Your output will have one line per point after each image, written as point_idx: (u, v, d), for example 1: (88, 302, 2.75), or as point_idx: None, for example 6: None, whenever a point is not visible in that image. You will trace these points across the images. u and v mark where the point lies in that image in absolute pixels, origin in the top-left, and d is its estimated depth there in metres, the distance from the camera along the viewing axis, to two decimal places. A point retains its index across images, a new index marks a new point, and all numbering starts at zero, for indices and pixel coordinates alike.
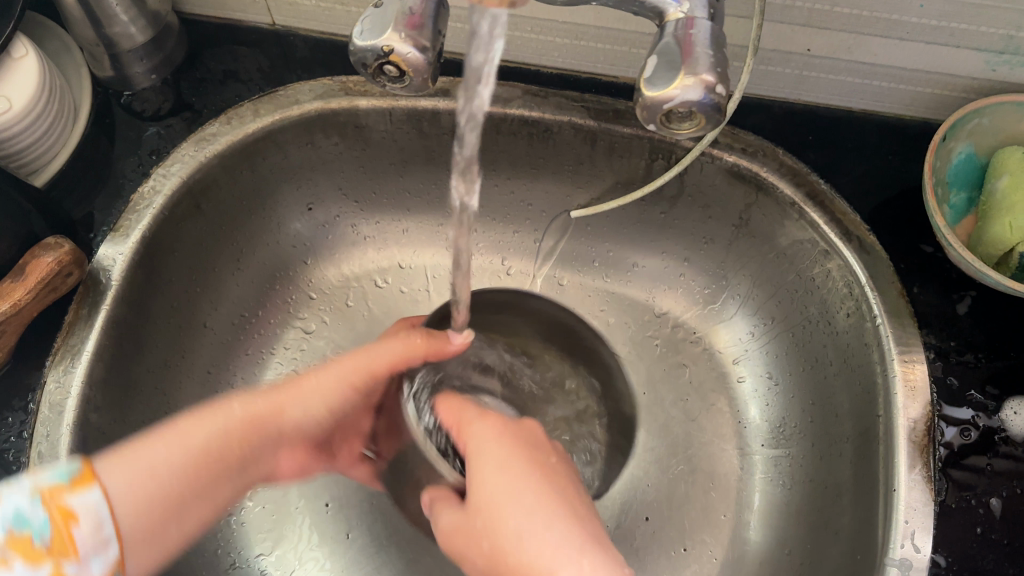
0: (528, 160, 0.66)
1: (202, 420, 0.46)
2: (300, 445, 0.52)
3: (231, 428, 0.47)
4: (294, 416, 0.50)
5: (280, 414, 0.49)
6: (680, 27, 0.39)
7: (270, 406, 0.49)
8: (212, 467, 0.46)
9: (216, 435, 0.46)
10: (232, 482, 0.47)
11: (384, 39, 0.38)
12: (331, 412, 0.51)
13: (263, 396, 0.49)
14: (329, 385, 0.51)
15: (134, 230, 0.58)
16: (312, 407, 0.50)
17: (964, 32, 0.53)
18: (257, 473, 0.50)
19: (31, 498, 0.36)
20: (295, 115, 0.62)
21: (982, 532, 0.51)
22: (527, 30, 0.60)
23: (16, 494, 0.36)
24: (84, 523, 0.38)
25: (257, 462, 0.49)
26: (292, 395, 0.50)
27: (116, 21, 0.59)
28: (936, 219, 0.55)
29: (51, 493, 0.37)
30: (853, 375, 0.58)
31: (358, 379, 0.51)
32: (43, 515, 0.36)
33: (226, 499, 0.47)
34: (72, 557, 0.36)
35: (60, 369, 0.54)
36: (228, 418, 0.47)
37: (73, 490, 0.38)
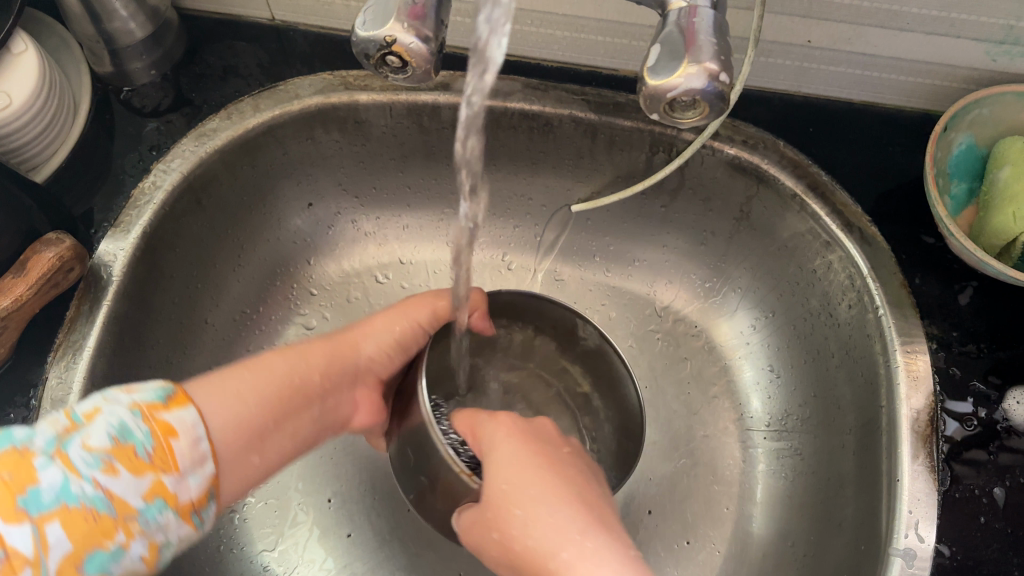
0: (528, 154, 0.66)
1: (284, 354, 0.48)
2: (371, 386, 0.54)
3: (312, 364, 0.49)
4: (366, 351, 0.54)
5: (353, 351, 0.53)
6: (682, 16, 0.39)
7: (347, 344, 0.53)
8: (285, 399, 0.47)
9: (298, 365, 0.48)
10: (313, 411, 0.49)
11: (386, 30, 0.38)
12: (399, 347, 0.56)
13: (330, 337, 0.52)
14: (394, 325, 0.55)
15: (135, 226, 0.57)
16: (381, 343, 0.55)
17: (965, 22, 0.53)
18: (335, 411, 0.51)
19: (133, 411, 0.38)
20: (295, 109, 0.62)
21: (985, 522, 0.51)
22: (527, 23, 0.60)
23: (118, 408, 0.38)
24: (181, 440, 0.39)
25: (334, 400, 0.51)
26: (358, 335, 0.54)
27: (116, 17, 0.59)
28: (938, 210, 0.55)
29: (150, 409, 0.39)
30: (855, 366, 0.58)
31: (420, 319, 0.56)
32: (145, 429, 0.38)
33: (308, 432, 0.48)
34: (171, 472, 0.38)
35: (62, 365, 0.54)
36: (307, 353, 0.50)
37: (169, 407, 0.40)
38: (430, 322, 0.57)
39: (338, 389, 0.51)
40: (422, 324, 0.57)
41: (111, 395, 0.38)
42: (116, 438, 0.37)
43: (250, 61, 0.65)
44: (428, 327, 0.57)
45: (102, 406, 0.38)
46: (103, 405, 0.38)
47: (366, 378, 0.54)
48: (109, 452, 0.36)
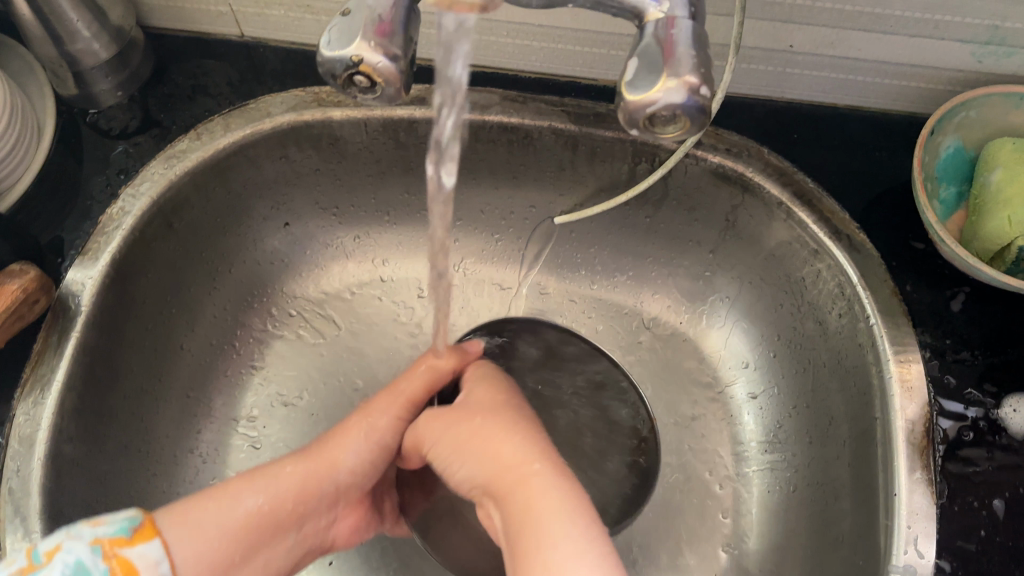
0: (509, 167, 0.64)
1: (252, 482, 0.47)
2: (353, 501, 0.53)
3: (283, 495, 0.48)
4: (346, 464, 0.51)
5: (334, 468, 0.51)
6: (660, 28, 0.37)
7: (323, 466, 0.51)
8: (257, 541, 0.46)
9: (268, 500, 0.47)
10: (285, 541, 0.49)
11: (352, 49, 0.37)
12: (382, 454, 0.53)
13: (308, 457, 0.51)
14: (380, 425, 0.52)
15: (103, 253, 0.56)
16: (363, 453, 0.52)
17: (949, 23, 0.52)
18: (312, 534, 0.51)
19: (92, 547, 0.41)
20: (267, 128, 0.60)
21: (986, 535, 0.50)
22: (503, 34, 0.59)
23: (77, 547, 0.41)
24: (141, 571, 0.41)
25: (309, 524, 0.50)
26: (338, 440, 0.52)
27: (78, 38, 0.57)
28: (929, 215, 0.54)
29: (110, 544, 0.41)
30: (847, 377, 0.57)
31: (403, 411, 0.53)
32: (103, 566, 0.40)
33: (278, 562, 0.49)
34: None
35: (29, 400, 0.52)
36: (283, 484, 0.49)
37: (132, 542, 0.41)
38: (411, 412, 0.53)
39: (313, 513, 0.50)
40: (408, 418, 0.53)
41: (75, 531, 0.42)
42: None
43: (219, 80, 0.63)
44: (412, 417, 0.54)
45: (62, 543, 0.41)
46: (63, 541, 0.41)
47: (348, 497, 0.52)
48: None
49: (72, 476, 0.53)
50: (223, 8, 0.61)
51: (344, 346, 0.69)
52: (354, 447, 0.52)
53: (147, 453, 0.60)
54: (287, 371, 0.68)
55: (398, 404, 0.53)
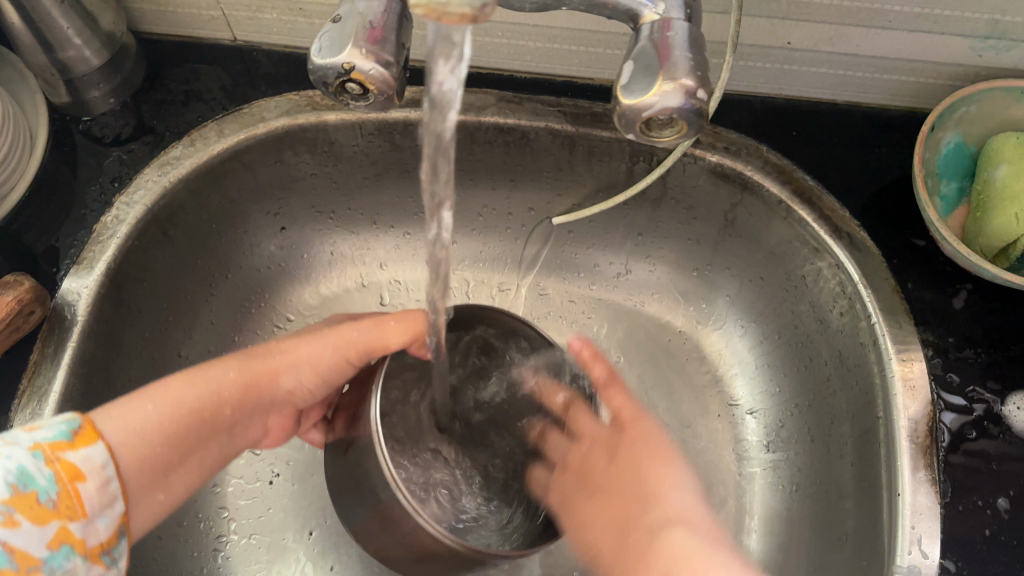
0: (506, 168, 0.63)
1: (193, 383, 0.45)
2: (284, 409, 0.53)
3: (223, 398, 0.47)
4: (287, 383, 0.50)
5: (275, 380, 0.50)
6: (656, 30, 0.37)
7: (267, 376, 0.49)
8: (192, 435, 0.45)
9: (207, 398, 0.46)
10: (219, 444, 0.47)
11: (345, 56, 0.36)
12: (322, 379, 0.52)
13: (250, 363, 0.49)
14: (323, 354, 0.51)
15: (99, 262, 0.55)
16: (304, 378, 0.51)
17: (948, 18, 0.51)
18: (243, 436, 0.50)
19: (33, 453, 0.36)
20: (261, 132, 0.59)
21: (991, 534, 0.50)
22: (498, 35, 0.58)
23: (17, 452, 0.36)
24: (89, 480, 0.38)
25: (239, 427, 0.49)
26: (285, 360, 0.50)
27: (70, 45, 0.56)
28: (928, 213, 0.53)
29: (51, 448, 0.37)
30: (850, 375, 0.57)
31: (351, 353, 0.52)
32: (48, 473, 0.36)
33: (209, 462, 0.47)
34: (78, 518, 0.37)
35: (27, 412, 0.51)
36: (223, 382, 0.47)
37: (73, 446, 0.38)
38: (362, 356, 0.52)
39: (247, 419, 0.49)
40: (354, 359, 0.52)
41: (8, 434, 0.37)
42: (14, 486, 0.35)
43: (212, 84, 0.63)
44: (358, 359, 0.52)
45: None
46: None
47: (280, 406, 0.52)
48: (9, 504, 0.35)
49: None
50: (215, 12, 0.60)
51: None
52: (301, 351, 0.51)
53: None
54: None
55: (352, 344, 0.51)
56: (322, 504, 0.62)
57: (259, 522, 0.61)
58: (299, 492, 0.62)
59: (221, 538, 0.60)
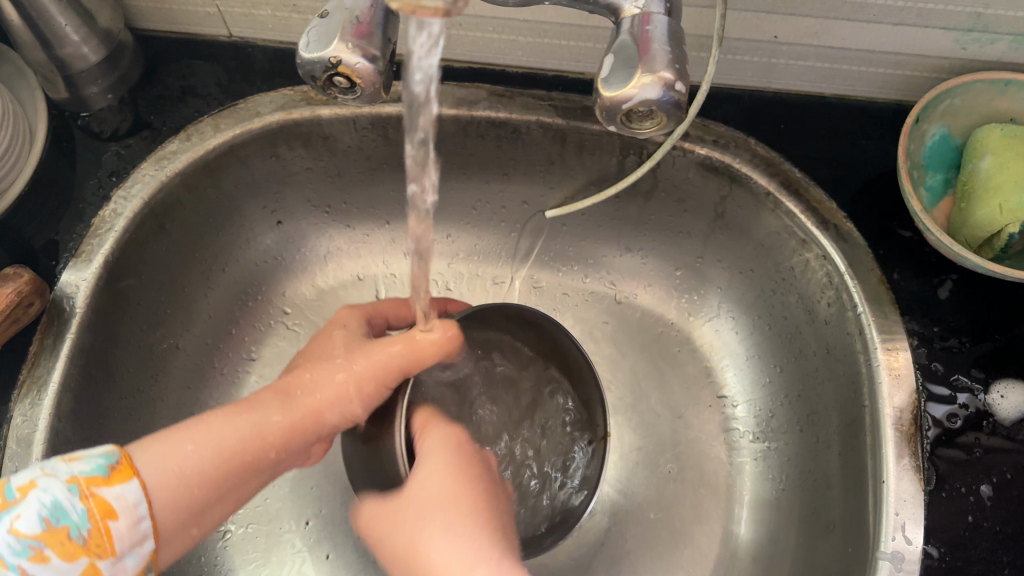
0: (498, 162, 0.64)
1: (233, 424, 0.44)
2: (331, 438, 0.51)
3: (266, 440, 0.45)
4: (332, 419, 0.49)
5: (321, 418, 0.48)
6: (636, 23, 0.37)
7: (310, 415, 0.47)
8: (238, 478, 0.44)
9: (252, 441, 0.44)
10: (263, 482, 0.47)
11: (332, 50, 0.37)
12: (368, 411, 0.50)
13: (291, 404, 0.47)
14: (366, 386, 0.49)
15: (97, 255, 0.56)
16: (350, 412, 0.49)
17: (932, 11, 0.52)
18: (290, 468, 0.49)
19: (69, 487, 0.38)
20: (256, 127, 0.60)
21: (974, 520, 0.51)
22: (488, 30, 0.59)
23: (54, 485, 0.37)
24: (121, 518, 0.39)
25: (283, 466, 0.48)
26: (322, 393, 0.48)
27: (67, 42, 0.57)
28: (913, 204, 0.54)
29: (87, 484, 0.38)
30: (837, 365, 0.57)
31: (391, 380, 0.49)
32: (81, 509, 0.37)
33: (249, 497, 0.46)
34: (107, 556, 0.38)
35: (27, 402, 0.52)
36: (265, 423, 0.45)
37: (110, 481, 0.39)
38: (396, 378, 0.50)
39: (294, 457, 0.48)
40: (389, 385, 0.50)
41: (49, 467, 0.38)
42: (47, 521, 0.36)
43: (207, 80, 0.64)
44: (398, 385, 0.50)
45: (37, 479, 0.37)
46: (37, 479, 0.37)
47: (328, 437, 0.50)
48: (40, 539, 0.36)
49: None
50: (211, 9, 0.61)
51: None
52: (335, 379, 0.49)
53: None
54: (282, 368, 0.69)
55: (389, 370, 0.49)
56: (317, 493, 0.63)
57: (257, 510, 0.62)
58: (296, 482, 0.63)
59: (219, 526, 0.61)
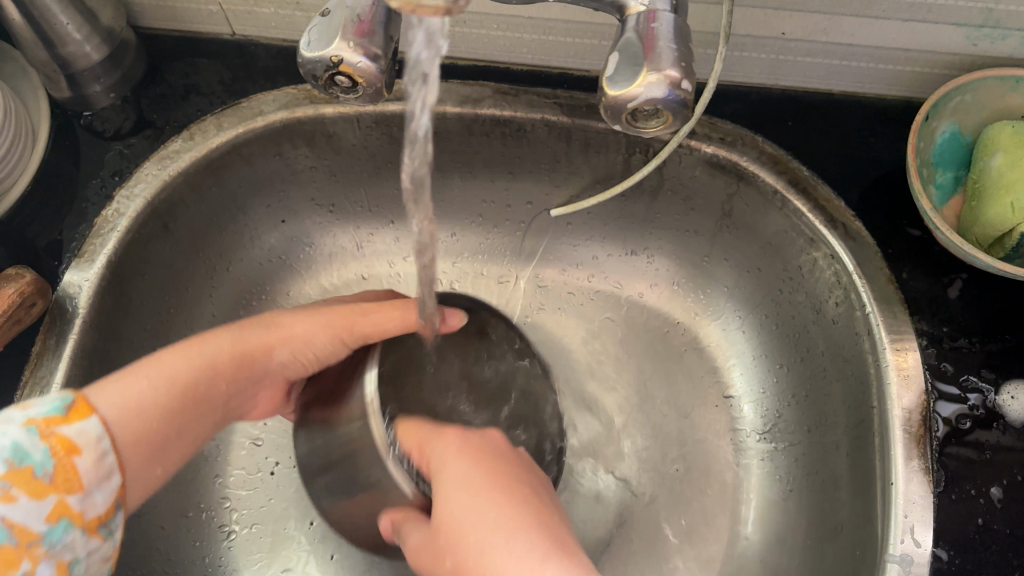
0: (503, 160, 0.64)
1: (183, 355, 0.45)
2: (276, 387, 0.53)
3: (212, 369, 0.47)
4: (280, 358, 0.51)
5: (268, 352, 0.50)
6: (641, 21, 0.37)
7: (258, 345, 0.50)
8: (189, 408, 0.45)
9: (201, 372, 0.46)
10: (209, 425, 0.47)
11: (333, 49, 0.37)
12: (319, 360, 0.52)
13: (242, 337, 0.49)
14: (319, 336, 0.51)
15: (100, 255, 0.56)
16: (296, 352, 0.51)
17: (942, 7, 0.51)
18: (231, 410, 0.50)
19: (27, 429, 0.37)
20: (260, 126, 0.60)
21: (984, 523, 0.50)
22: (493, 27, 0.58)
23: (11, 428, 0.37)
24: (86, 455, 0.39)
25: (231, 400, 0.49)
26: (280, 341, 0.50)
27: (70, 40, 0.57)
28: (922, 203, 0.53)
29: (47, 425, 0.38)
30: (845, 366, 0.57)
31: (349, 335, 0.51)
32: (44, 448, 0.38)
33: (204, 435, 0.47)
34: (76, 491, 0.38)
35: (30, 403, 0.52)
36: (212, 351, 0.47)
37: (69, 421, 0.39)
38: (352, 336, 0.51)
39: (238, 392, 0.49)
40: (347, 340, 0.51)
41: (5, 414, 0.38)
42: (10, 462, 0.36)
43: (211, 79, 0.63)
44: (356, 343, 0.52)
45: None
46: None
47: (272, 380, 0.52)
48: (6, 479, 0.36)
49: None
50: (214, 7, 0.61)
51: None
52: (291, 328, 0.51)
53: None
54: None
55: (350, 326, 0.51)
56: None
57: (261, 511, 0.62)
58: (300, 482, 0.63)
59: (223, 527, 0.61)
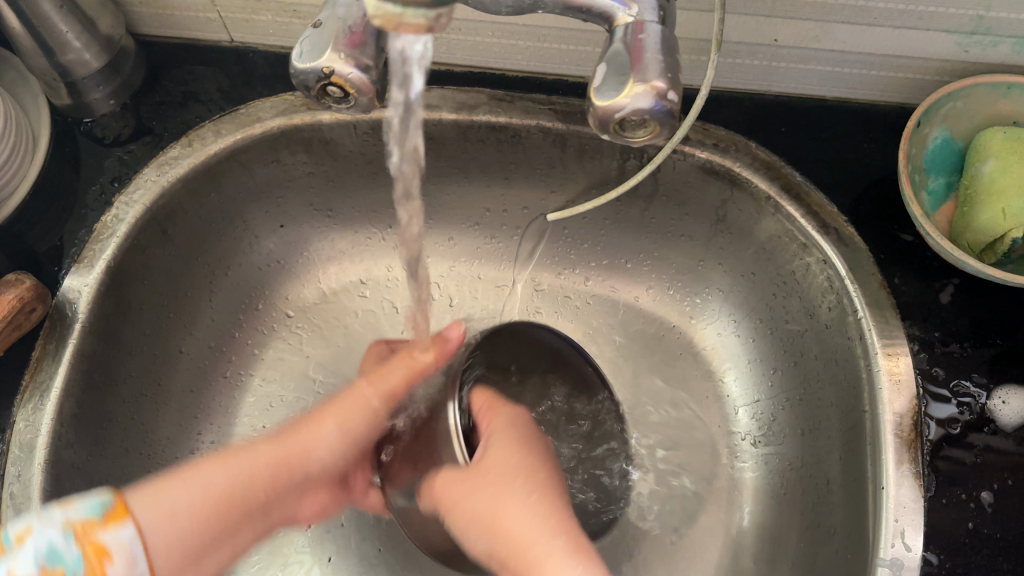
0: (499, 166, 0.64)
1: (229, 465, 0.47)
2: (322, 484, 0.54)
3: (255, 481, 0.48)
4: (317, 457, 0.52)
5: (304, 456, 0.51)
6: (629, 32, 0.38)
7: (295, 452, 0.51)
8: (232, 516, 0.46)
9: (239, 481, 0.47)
10: (253, 524, 0.48)
11: (324, 61, 0.37)
12: (355, 442, 0.53)
13: (283, 445, 0.50)
14: (355, 416, 0.53)
15: (99, 260, 0.56)
16: (333, 440, 0.52)
17: (933, 14, 0.51)
18: (279, 515, 0.51)
19: (63, 531, 0.39)
20: (257, 133, 0.60)
21: (974, 527, 0.50)
22: (488, 35, 0.59)
23: (48, 530, 0.39)
24: (117, 561, 0.40)
25: (274, 510, 0.50)
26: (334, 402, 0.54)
27: (69, 48, 0.58)
28: (914, 209, 0.54)
29: (83, 528, 0.39)
30: (838, 370, 0.57)
31: (383, 402, 0.54)
32: (76, 551, 0.39)
33: (244, 544, 0.49)
34: None
35: (29, 407, 0.53)
36: (253, 465, 0.48)
37: (106, 525, 0.40)
38: (388, 401, 0.54)
39: (281, 497, 0.50)
40: (377, 405, 0.54)
41: (46, 511, 0.40)
42: (42, 564, 0.38)
43: (210, 86, 0.64)
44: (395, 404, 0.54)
45: (33, 525, 0.39)
46: (34, 524, 0.39)
47: (315, 482, 0.53)
48: None
49: (73, 478, 0.54)
50: (212, 14, 0.61)
51: (340, 346, 0.70)
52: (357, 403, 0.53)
53: (147, 454, 0.61)
54: (284, 372, 0.69)
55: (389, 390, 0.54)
56: None
57: None
58: None
59: None
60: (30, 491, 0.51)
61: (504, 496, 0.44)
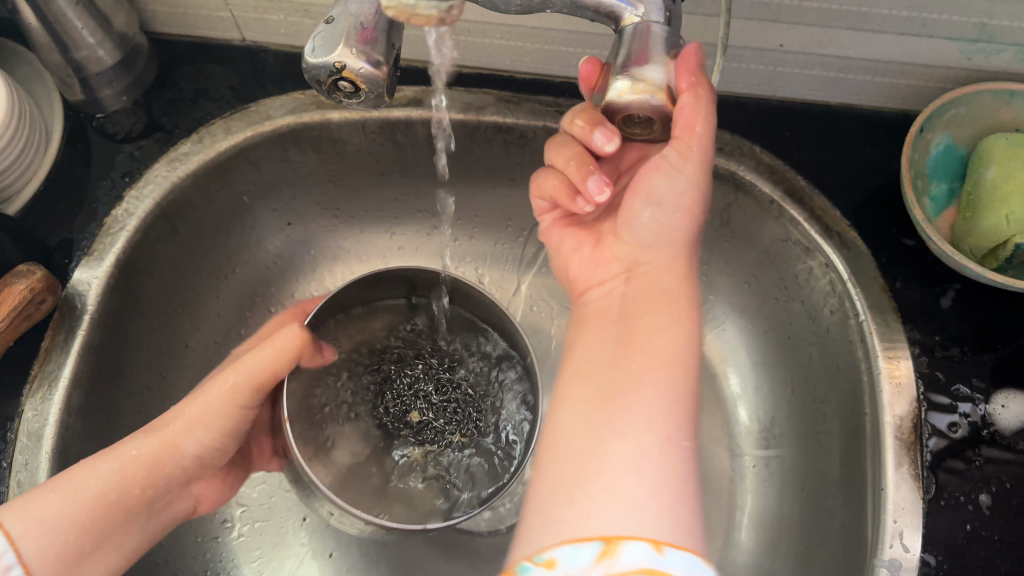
0: (506, 166, 0.65)
1: (100, 470, 0.46)
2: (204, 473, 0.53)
3: (133, 474, 0.47)
4: (189, 449, 0.50)
5: (176, 449, 0.50)
6: (636, 33, 0.38)
7: (164, 445, 0.49)
8: (108, 521, 0.46)
9: (116, 481, 0.47)
10: (139, 520, 0.48)
11: (336, 55, 0.38)
12: (226, 431, 0.52)
13: (149, 437, 0.49)
14: (217, 406, 0.51)
15: (109, 254, 0.57)
16: (202, 436, 0.51)
17: (937, 21, 0.52)
18: (164, 511, 0.51)
19: None
20: (267, 130, 0.61)
21: (972, 529, 0.51)
22: (497, 36, 0.60)
23: None
24: None
25: (161, 501, 0.50)
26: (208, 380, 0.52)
27: (83, 45, 0.58)
28: (916, 213, 0.54)
29: None
30: (839, 373, 0.57)
31: (242, 394, 0.51)
32: None
33: (133, 546, 0.48)
34: None
35: (38, 397, 0.53)
36: (128, 462, 0.48)
37: None
38: (250, 394, 0.52)
39: (163, 492, 0.50)
40: (244, 400, 0.51)
41: None
42: None
43: (221, 83, 0.65)
44: (252, 397, 0.52)
45: None
46: None
47: (195, 473, 0.52)
48: None
49: None
50: (224, 13, 0.62)
51: None
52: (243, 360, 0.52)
53: None
54: None
55: (236, 386, 0.51)
56: None
57: (261, 508, 0.63)
58: None
59: (225, 523, 0.62)
60: (38, 479, 0.51)
61: (612, 454, 0.38)
